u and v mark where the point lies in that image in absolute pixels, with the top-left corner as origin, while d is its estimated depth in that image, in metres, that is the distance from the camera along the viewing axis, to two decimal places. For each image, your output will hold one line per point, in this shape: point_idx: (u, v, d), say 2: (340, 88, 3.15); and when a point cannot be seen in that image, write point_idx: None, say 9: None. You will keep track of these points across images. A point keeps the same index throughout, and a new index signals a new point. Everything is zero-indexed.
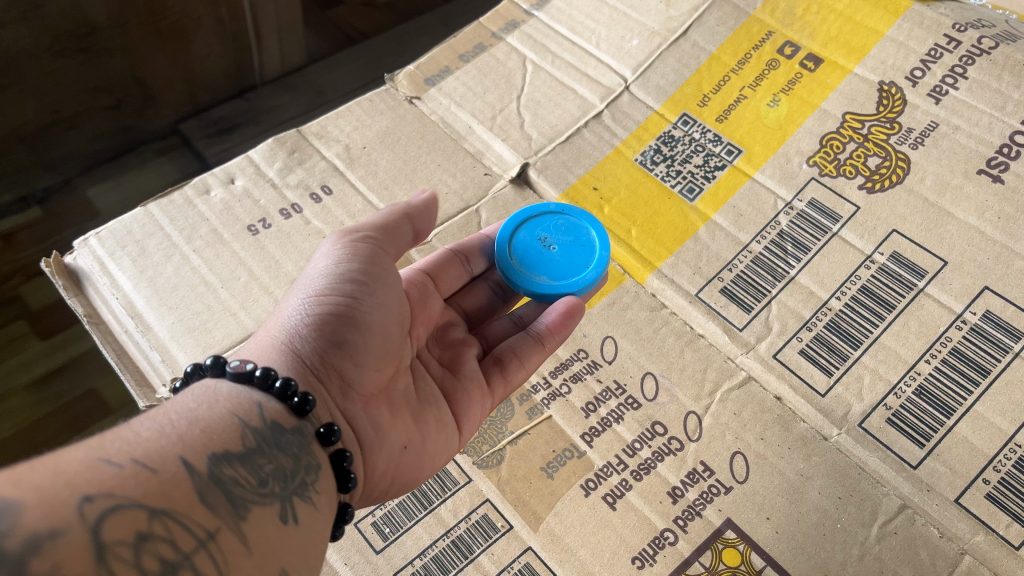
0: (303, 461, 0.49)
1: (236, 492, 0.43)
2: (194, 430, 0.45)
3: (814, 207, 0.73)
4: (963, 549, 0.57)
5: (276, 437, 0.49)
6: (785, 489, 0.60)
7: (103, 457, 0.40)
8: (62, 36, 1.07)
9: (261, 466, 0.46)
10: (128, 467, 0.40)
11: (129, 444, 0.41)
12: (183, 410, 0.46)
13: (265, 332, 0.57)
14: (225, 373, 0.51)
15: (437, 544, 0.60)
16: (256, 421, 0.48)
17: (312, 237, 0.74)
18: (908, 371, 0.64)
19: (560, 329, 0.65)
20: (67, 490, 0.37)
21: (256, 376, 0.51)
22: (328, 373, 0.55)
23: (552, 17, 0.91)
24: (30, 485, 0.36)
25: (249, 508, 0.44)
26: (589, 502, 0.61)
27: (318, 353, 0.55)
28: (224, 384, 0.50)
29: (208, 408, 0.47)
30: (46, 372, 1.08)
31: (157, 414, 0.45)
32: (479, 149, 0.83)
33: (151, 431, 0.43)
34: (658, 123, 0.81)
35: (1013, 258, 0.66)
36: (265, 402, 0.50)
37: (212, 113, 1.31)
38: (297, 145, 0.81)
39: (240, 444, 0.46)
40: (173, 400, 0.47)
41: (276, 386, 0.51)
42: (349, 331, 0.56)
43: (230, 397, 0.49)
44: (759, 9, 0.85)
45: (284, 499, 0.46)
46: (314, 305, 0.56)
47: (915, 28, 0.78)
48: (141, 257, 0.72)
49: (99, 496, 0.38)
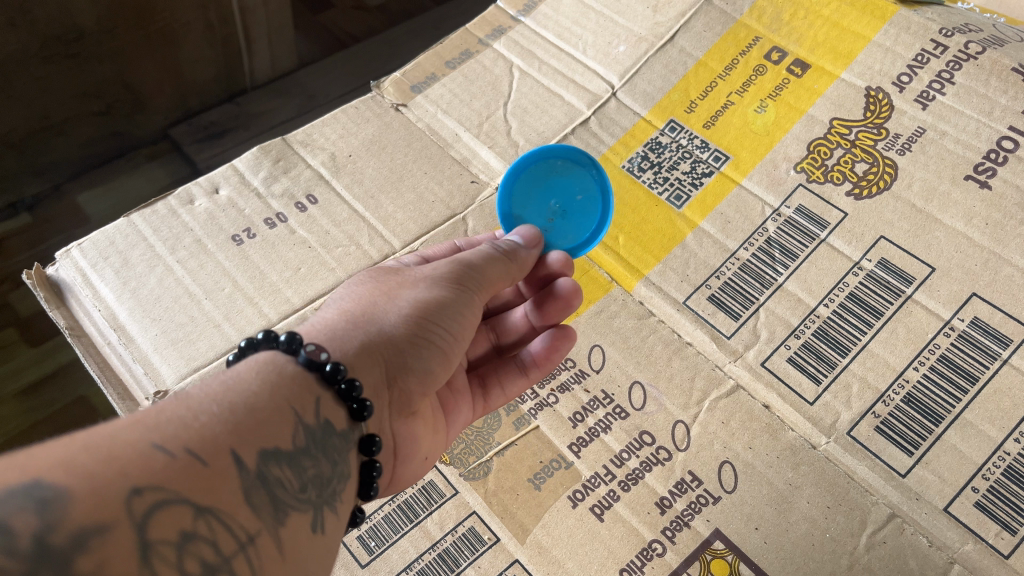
0: (338, 470, 0.48)
1: (280, 495, 0.42)
2: (252, 420, 0.43)
3: (802, 214, 0.73)
4: (952, 558, 0.57)
5: (323, 437, 0.47)
6: (774, 499, 0.60)
7: (158, 443, 0.38)
8: (50, 42, 1.06)
9: (305, 469, 0.45)
10: (181, 457, 0.38)
11: (185, 429, 0.40)
12: (244, 392, 0.44)
13: (351, 322, 0.55)
14: (297, 356, 0.49)
15: (424, 558, 0.59)
16: (310, 419, 0.47)
17: (296, 247, 0.73)
18: (897, 379, 0.63)
19: (547, 359, 0.66)
20: (118, 480, 0.35)
21: (325, 369, 0.49)
22: (401, 391, 0.55)
23: (538, 23, 0.91)
24: (82, 471, 0.35)
25: (289, 514, 0.42)
26: (577, 514, 0.60)
27: (400, 371, 0.55)
28: (292, 366, 0.48)
29: (270, 395, 0.45)
30: (34, 380, 1.07)
31: (220, 395, 0.43)
32: (466, 156, 0.82)
33: (209, 415, 0.41)
34: (645, 130, 0.81)
35: (1000, 264, 0.66)
36: (323, 397, 0.48)
37: (203, 118, 1.30)
38: (282, 154, 0.80)
39: (290, 442, 0.44)
40: (237, 378, 0.45)
41: (340, 385, 0.50)
42: (436, 360, 0.56)
43: (292, 383, 0.47)
44: (746, 14, 0.85)
45: (317, 507, 0.45)
46: (416, 323, 0.55)
47: (901, 33, 0.78)
48: (124, 268, 0.71)
49: (148, 489, 0.36)
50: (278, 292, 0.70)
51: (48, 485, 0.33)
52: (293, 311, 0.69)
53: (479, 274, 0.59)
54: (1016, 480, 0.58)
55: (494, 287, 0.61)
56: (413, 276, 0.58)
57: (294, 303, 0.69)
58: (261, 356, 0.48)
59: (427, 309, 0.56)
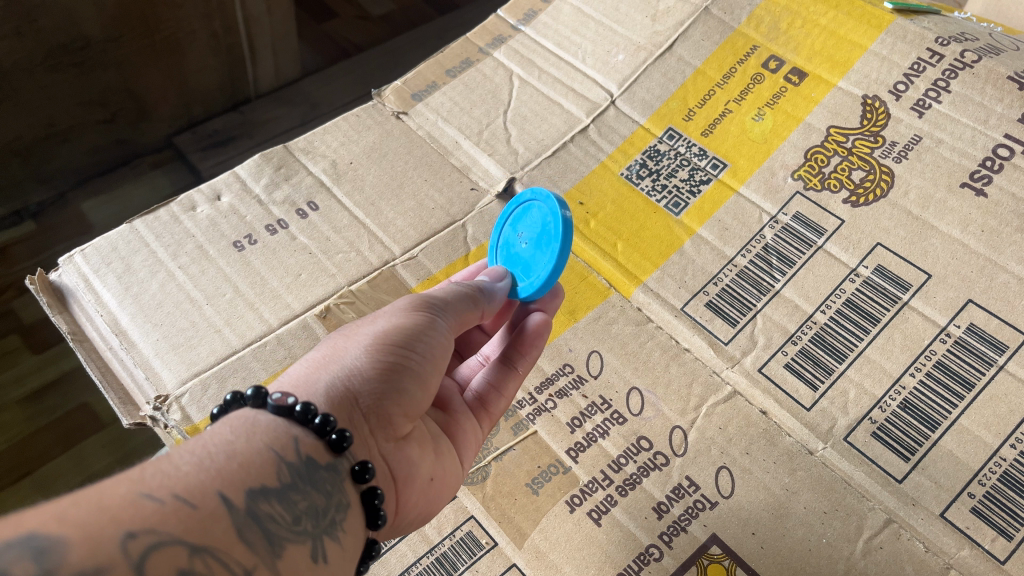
0: (334, 500, 0.47)
1: (273, 530, 0.42)
2: (234, 464, 0.43)
3: (799, 221, 0.73)
4: (949, 563, 0.57)
5: (309, 473, 0.46)
6: (770, 505, 0.60)
7: (145, 492, 0.38)
8: (56, 51, 1.07)
9: (295, 502, 0.44)
10: (170, 503, 0.38)
11: (168, 479, 0.39)
12: (220, 443, 0.44)
13: (316, 366, 0.53)
14: (266, 406, 0.48)
15: (421, 561, 0.60)
16: (292, 456, 0.46)
17: (297, 253, 0.74)
18: (892, 385, 0.64)
19: (529, 347, 0.64)
20: (110, 527, 0.36)
21: (296, 411, 0.48)
22: (380, 415, 0.52)
23: (538, 32, 0.92)
24: (75, 521, 0.35)
25: (286, 546, 0.42)
26: (574, 518, 0.61)
27: (373, 395, 0.52)
28: (264, 416, 0.47)
29: (247, 441, 0.45)
30: (39, 387, 1.07)
31: (196, 445, 0.43)
32: (466, 163, 0.83)
33: (192, 464, 0.41)
34: (644, 138, 0.82)
35: (997, 271, 0.66)
36: (302, 437, 0.47)
37: (206, 127, 1.32)
38: (284, 161, 0.81)
39: (276, 479, 0.44)
40: (209, 432, 0.45)
41: (315, 422, 0.48)
42: (409, 381, 0.54)
43: (268, 430, 0.46)
44: (744, 24, 0.86)
45: (315, 538, 0.44)
46: (378, 350, 0.53)
47: (898, 42, 0.79)
48: (126, 274, 0.72)
49: (142, 531, 0.36)
50: (278, 298, 0.71)
51: (44, 535, 0.34)
52: (294, 317, 0.70)
53: (439, 304, 0.58)
54: (1012, 487, 0.58)
55: (459, 317, 0.59)
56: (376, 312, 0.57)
57: (294, 309, 0.70)
58: (233, 414, 0.48)
59: (389, 338, 0.54)
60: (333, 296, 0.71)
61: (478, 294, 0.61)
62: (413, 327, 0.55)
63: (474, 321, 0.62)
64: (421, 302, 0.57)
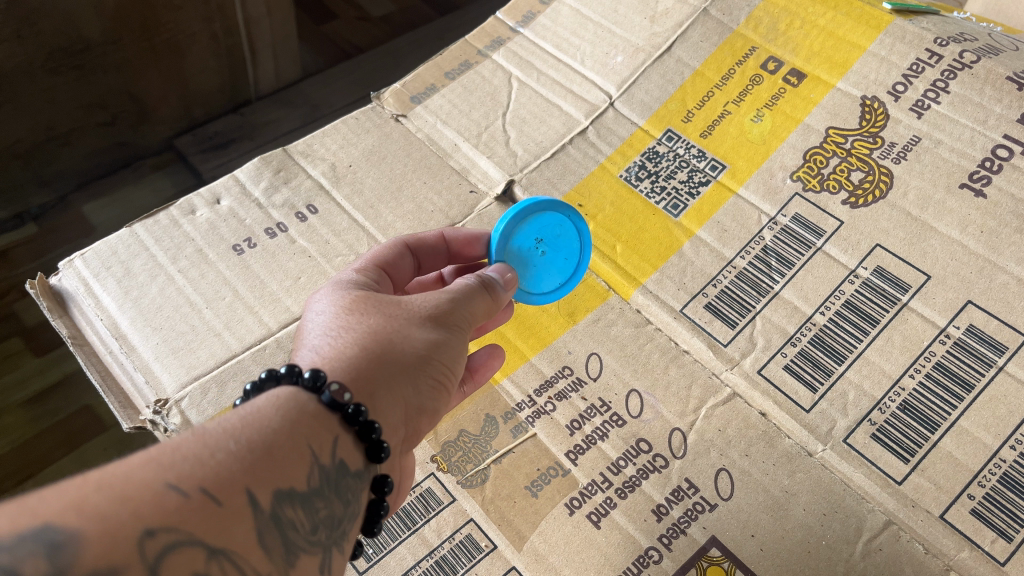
0: (350, 509, 0.48)
1: (292, 538, 0.42)
2: (271, 459, 0.42)
3: (797, 222, 0.73)
4: (948, 565, 0.57)
5: (337, 479, 0.47)
6: (769, 506, 0.60)
7: (172, 483, 0.37)
8: (56, 54, 1.07)
9: (318, 510, 0.44)
10: (195, 497, 0.38)
11: (201, 467, 0.39)
12: (263, 428, 0.43)
13: (372, 364, 0.51)
14: (322, 396, 0.47)
15: (420, 565, 0.60)
16: (326, 459, 0.46)
17: (297, 256, 0.74)
18: (892, 387, 0.64)
19: (483, 375, 0.65)
20: (130, 522, 0.35)
21: (348, 410, 0.48)
22: (414, 429, 0.55)
23: (537, 34, 0.92)
24: (94, 512, 0.34)
25: (300, 556, 0.42)
26: (574, 521, 0.61)
27: (417, 410, 0.54)
28: (314, 404, 0.47)
29: (289, 432, 0.44)
30: (41, 389, 1.08)
31: (239, 431, 0.42)
32: (465, 166, 0.83)
33: (226, 453, 0.40)
34: (642, 140, 0.82)
35: (996, 272, 0.66)
36: (341, 438, 0.47)
37: (208, 128, 1.32)
38: (283, 164, 0.81)
39: (306, 482, 0.44)
40: (256, 413, 0.44)
41: (363, 428, 0.48)
42: (443, 398, 0.56)
43: (313, 420, 0.46)
44: (743, 25, 0.86)
45: (326, 549, 0.45)
46: (436, 366, 0.54)
47: (896, 43, 0.79)
48: (126, 277, 0.72)
49: (161, 530, 0.36)
50: (277, 301, 0.71)
51: (60, 528, 0.33)
52: (293, 320, 0.70)
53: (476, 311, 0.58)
54: (1012, 488, 0.58)
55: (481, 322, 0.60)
56: (417, 310, 0.55)
57: (293, 312, 0.70)
58: (278, 396, 0.46)
59: (440, 351, 0.55)
60: None
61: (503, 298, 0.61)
62: (458, 340, 0.56)
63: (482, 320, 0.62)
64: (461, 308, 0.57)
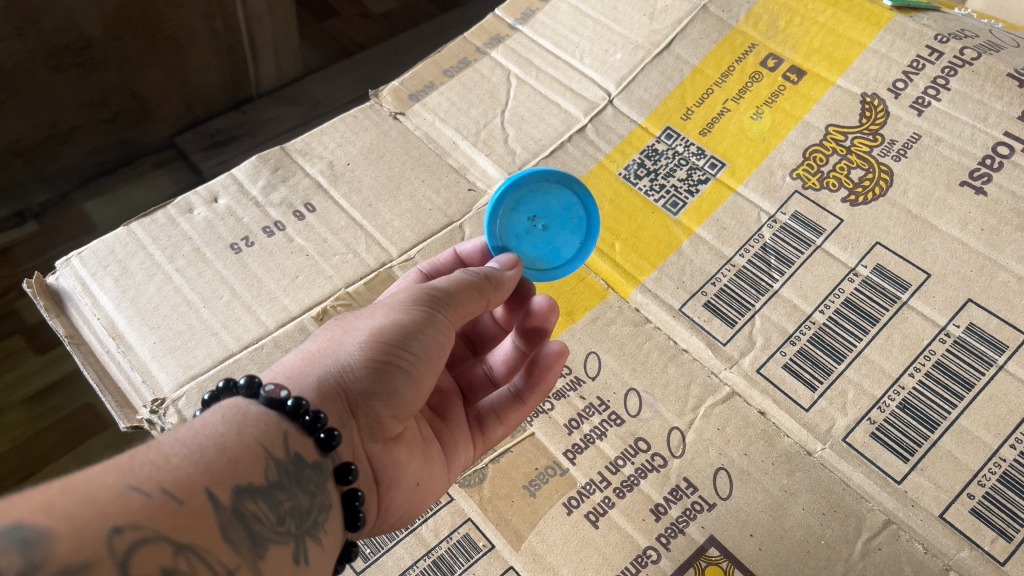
0: (318, 501, 0.47)
1: (257, 530, 0.42)
2: (224, 459, 0.43)
3: (797, 220, 0.73)
4: (948, 565, 0.56)
5: (296, 470, 0.47)
6: (768, 506, 0.60)
7: (133, 484, 0.38)
8: (59, 51, 1.07)
9: (281, 502, 0.44)
10: (157, 497, 0.38)
11: (158, 471, 0.40)
12: (211, 434, 0.44)
13: (312, 357, 0.54)
14: (258, 397, 0.48)
15: (418, 565, 0.60)
16: (281, 454, 0.46)
17: (294, 255, 0.74)
18: (892, 385, 0.63)
19: (539, 381, 0.64)
20: (97, 519, 0.35)
21: (287, 405, 0.48)
22: (368, 415, 0.53)
23: (536, 31, 0.91)
24: (63, 512, 0.35)
25: (268, 547, 0.42)
26: (572, 520, 0.60)
27: (363, 393, 0.53)
28: (254, 407, 0.48)
29: (238, 434, 0.45)
30: (43, 388, 1.08)
31: (188, 438, 0.43)
32: (463, 164, 0.82)
33: (181, 457, 0.41)
34: (642, 137, 0.82)
35: (996, 270, 0.66)
36: (291, 432, 0.48)
37: (210, 125, 1.31)
38: (281, 162, 0.81)
39: (264, 477, 0.44)
40: (201, 422, 0.45)
41: (305, 418, 0.49)
42: (402, 383, 0.53)
43: (258, 423, 0.47)
44: (742, 22, 0.85)
45: (298, 539, 0.45)
46: (373, 347, 0.53)
47: (896, 40, 0.78)
48: (123, 277, 0.72)
49: (128, 527, 0.36)
50: (275, 300, 0.71)
51: (30, 526, 0.34)
52: (290, 319, 0.70)
53: (442, 301, 0.56)
54: (1011, 487, 0.58)
55: (464, 309, 0.58)
56: (376, 305, 0.56)
57: (291, 311, 0.70)
58: (225, 403, 0.48)
59: (381, 336, 0.53)
60: (330, 298, 0.71)
61: (485, 282, 0.59)
62: (405, 325, 0.54)
63: (480, 310, 0.60)
64: (416, 296, 0.56)
